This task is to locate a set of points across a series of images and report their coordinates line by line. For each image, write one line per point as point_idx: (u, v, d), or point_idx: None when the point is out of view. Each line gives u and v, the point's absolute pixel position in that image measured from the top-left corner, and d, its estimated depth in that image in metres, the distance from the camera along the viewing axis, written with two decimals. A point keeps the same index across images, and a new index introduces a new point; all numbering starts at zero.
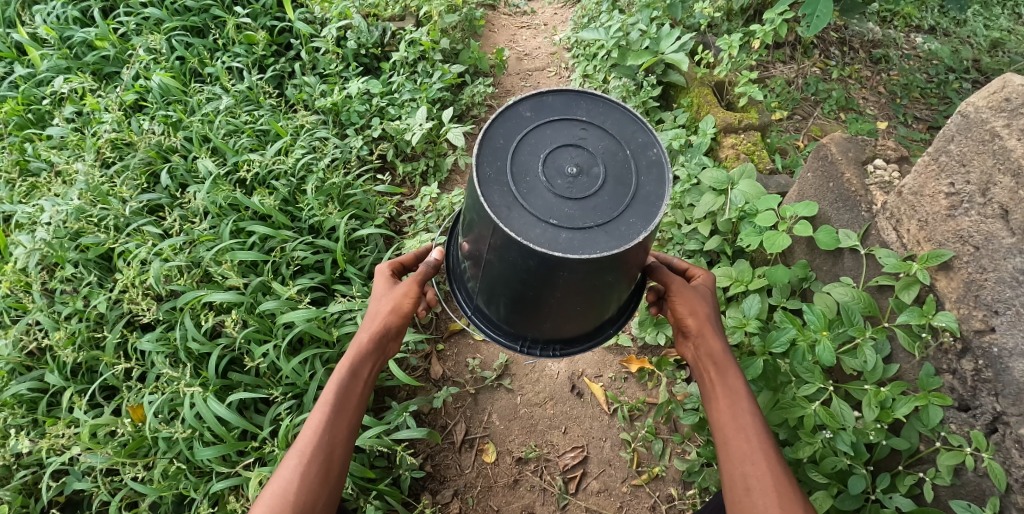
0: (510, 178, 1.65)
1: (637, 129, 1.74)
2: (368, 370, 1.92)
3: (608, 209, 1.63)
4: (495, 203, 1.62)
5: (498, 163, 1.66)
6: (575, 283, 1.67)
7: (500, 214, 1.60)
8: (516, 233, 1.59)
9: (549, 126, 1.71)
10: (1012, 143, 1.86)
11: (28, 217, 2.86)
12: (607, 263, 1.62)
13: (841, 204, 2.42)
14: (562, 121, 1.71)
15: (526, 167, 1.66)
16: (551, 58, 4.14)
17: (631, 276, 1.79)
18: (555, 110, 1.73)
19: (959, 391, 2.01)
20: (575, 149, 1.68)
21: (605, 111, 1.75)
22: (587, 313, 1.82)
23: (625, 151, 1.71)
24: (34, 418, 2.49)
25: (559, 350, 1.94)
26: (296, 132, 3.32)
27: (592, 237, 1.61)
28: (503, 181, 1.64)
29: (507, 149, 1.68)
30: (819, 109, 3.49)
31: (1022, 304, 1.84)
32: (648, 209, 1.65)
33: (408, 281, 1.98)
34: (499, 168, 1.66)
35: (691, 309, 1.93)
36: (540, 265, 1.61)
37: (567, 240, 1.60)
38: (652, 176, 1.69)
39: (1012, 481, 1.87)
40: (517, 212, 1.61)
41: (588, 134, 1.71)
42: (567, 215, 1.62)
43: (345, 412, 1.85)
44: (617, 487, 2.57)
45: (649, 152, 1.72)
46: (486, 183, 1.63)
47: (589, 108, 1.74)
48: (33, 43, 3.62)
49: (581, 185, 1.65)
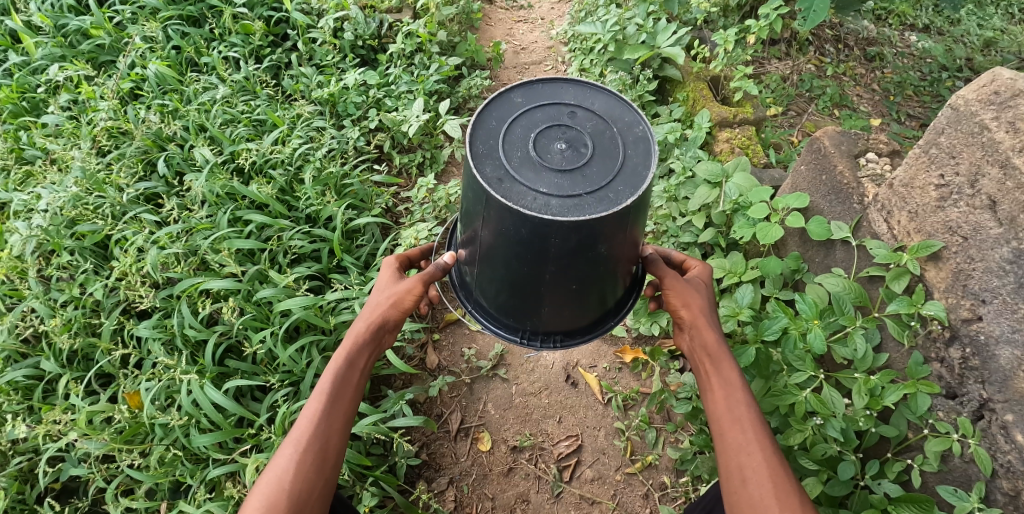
0: (501, 154, 1.65)
1: (624, 111, 1.76)
2: (365, 360, 1.93)
3: (597, 178, 1.62)
4: (486, 176, 1.62)
5: (490, 142, 1.67)
6: (569, 258, 1.65)
7: (492, 185, 1.59)
8: (507, 200, 1.57)
9: (539, 110, 1.73)
10: (1000, 135, 1.89)
11: (24, 205, 2.85)
12: (599, 230, 1.59)
13: (834, 197, 2.46)
14: (551, 105, 1.73)
15: (518, 143, 1.67)
16: (548, 52, 4.17)
17: (625, 261, 1.79)
18: (544, 95, 1.75)
19: (946, 379, 2.04)
20: (564, 128, 1.69)
21: (592, 95, 1.77)
22: (584, 300, 1.83)
23: (613, 128, 1.71)
24: (29, 405, 2.47)
25: (559, 341, 1.95)
26: (293, 122, 3.32)
27: (582, 204, 1.58)
28: (495, 157, 1.65)
29: (500, 129, 1.69)
30: (813, 105, 3.54)
31: (1008, 293, 1.87)
32: (636, 178, 1.63)
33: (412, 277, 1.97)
34: (491, 146, 1.67)
35: (684, 301, 1.96)
36: (532, 234, 1.59)
37: (558, 206, 1.57)
38: (639, 149, 1.69)
39: (997, 466, 1.89)
40: (508, 183, 1.60)
41: (576, 115, 1.72)
42: (557, 184, 1.60)
43: (341, 401, 1.85)
44: (611, 475, 2.60)
45: (635, 129, 1.72)
46: (479, 159, 1.64)
47: (578, 93, 1.76)
48: (27, 30, 3.60)
49: (570, 158, 1.64)
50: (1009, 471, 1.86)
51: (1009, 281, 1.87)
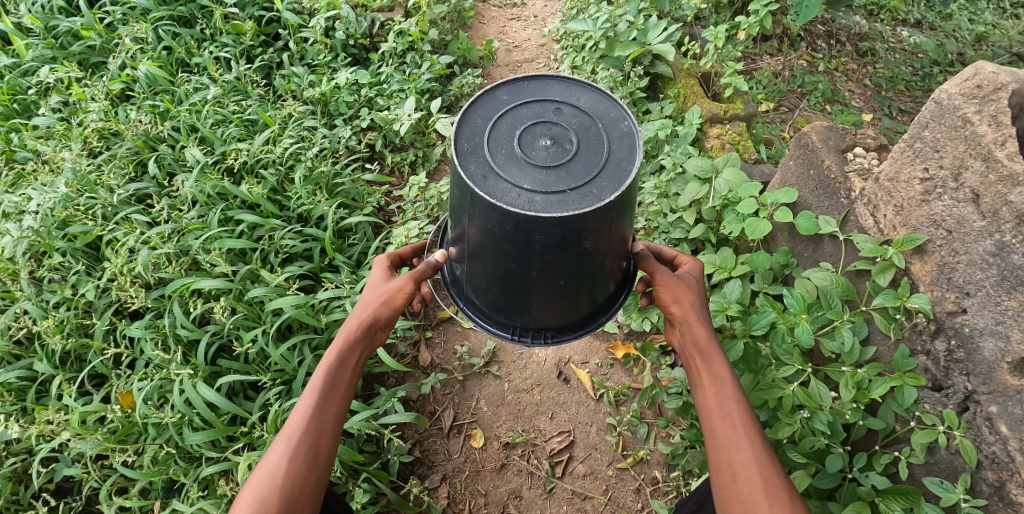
0: (486, 151, 1.66)
1: (610, 106, 1.76)
2: (356, 358, 1.93)
3: (582, 174, 1.63)
4: (471, 172, 1.63)
5: (476, 139, 1.69)
6: (556, 253, 1.66)
7: (476, 182, 1.61)
8: (492, 198, 1.58)
9: (525, 107, 1.74)
10: (983, 129, 1.91)
11: (14, 206, 2.84)
12: (584, 225, 1.60)
13: (822, 192, 2.47)
14: (537, 102, 1.74)
15: (503, 140, 1.68)
16: (541, 50, 4.19)
17: (612, 257, 1.80)
18: (530, 93, 1.76)
19: (932, 372, 2.06)
20: (550, 125, 1.70)
21: (578, 92, 1.78)
22: (574, 296, 1.84)
23: (597, 124, 1.72)
24: (22, 406, 2.48)
25: (551, 336, 1.96)
26: (284, 122, 3.32)
27: (566, 200, 1.59)
28: (481, 154, 1.66)
29: (486, 126, 1.71)
30: (805, 101, 3.56)
31: (992, 286, 1.88)
32: (620, 173, 1.64)
33: (404, 275, 1.97)
34: (477, 144, 1.68)
35: (676, 297, 1.95)
36: (516, 230, 1.60)
37: (542, 203, 1.58)
38: (624, 145, 1.69)
39: (982, 457, 1.91)
40: (494, 181, 1.62)
41: (562, 112, 1.73)
42: (541, 181, 1.61)
43: (333, 398, 1.85)
44: (603, 471, 2.61)
45: (620, 124, 1.73)
46: (464, 156, 1.65)
47: (563, 90, 1.77)
48: (18, 32, 3.59)
49: (554, 155, 1.65)
50: (994, 462, 1.88)
51: (992, 274, 1.88)
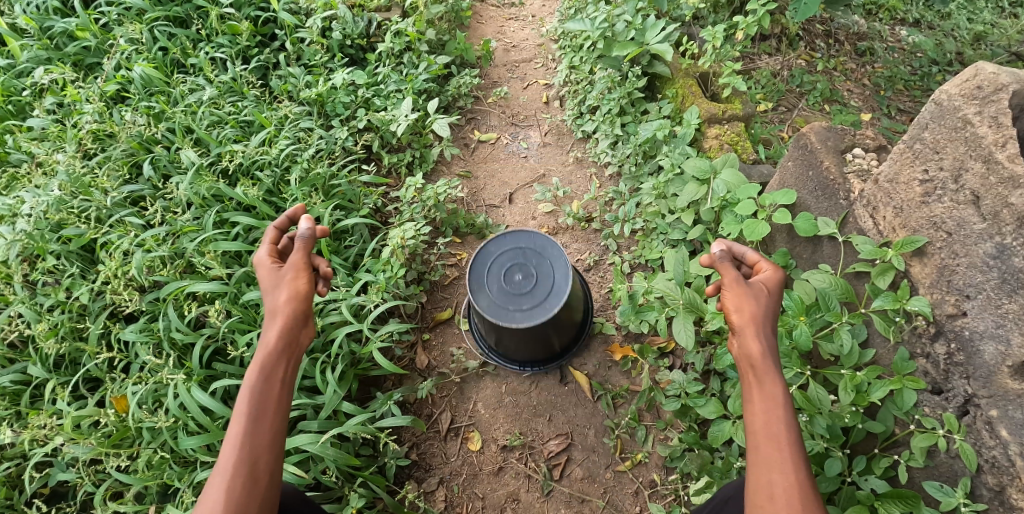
0: (486, 287, 2.54)
1: (552, 247, 2.57)
2: (284, 367, 1.79)
3: (539, 295, 2.51)
4: (481, 304, 2.52)
5: (479, 280, 2.55)
6: (526, 336, 2.57)
7: (479, 302, 2.52)
8: (490, 315, 2.49)
9: (506, 254, 2.57)
10: (983, 130, 1.89)
11: (7, 209, 2.82)
12: (543, 327, 2.52)
13: (821, 193, 2.45)
14: (512, 248, 2.58)
15: (494, 279, 2.55)
16: (538, 50, 4.18)
17: (555, 330, 2.59)
18: (507, 243, 2.58)
19: (932, 375, 2.05)
20: (519, 265, 2.55)
21: (536, 242, 2.58)
22: (537, 346, 2.66)
23: (546, 262, 2.54)
24: (16, 410, 2.46)
25: (532, 370, 2.80)
26: (279, 123, 3.30)
27: (532, 313, 2.49)
28: (484, 290, 2.54)
29: (484, 269, 2.56)
30: (804, 100, 3.54)
31: (992, 289, 1.87)
32: (562, 294, 2.49)
33: (292, 269, 1.95)
34: (479, 284, 2.55)
35: (738, 305, 1.80)
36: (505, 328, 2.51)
37: (520, 317, 2.49)
38: (563, 272, 2.53)
39: (982, 462, 1.89)
40: (488, 299, 2.53)
41: (528, 255, 2.56)
42: (518, 304, 2.51)
43: (266, 413, 1.71)
44: (601, 474, 2.59)
45: (560, 261, 2.54)
46: (475, 293, 2.54)
47: (527, 241, 2.58)
48: (12, 33, 3.57)
49: (523, 285, 2.53)
50: (994, 467, 1.86)
51: (992, 277, 1.86)
